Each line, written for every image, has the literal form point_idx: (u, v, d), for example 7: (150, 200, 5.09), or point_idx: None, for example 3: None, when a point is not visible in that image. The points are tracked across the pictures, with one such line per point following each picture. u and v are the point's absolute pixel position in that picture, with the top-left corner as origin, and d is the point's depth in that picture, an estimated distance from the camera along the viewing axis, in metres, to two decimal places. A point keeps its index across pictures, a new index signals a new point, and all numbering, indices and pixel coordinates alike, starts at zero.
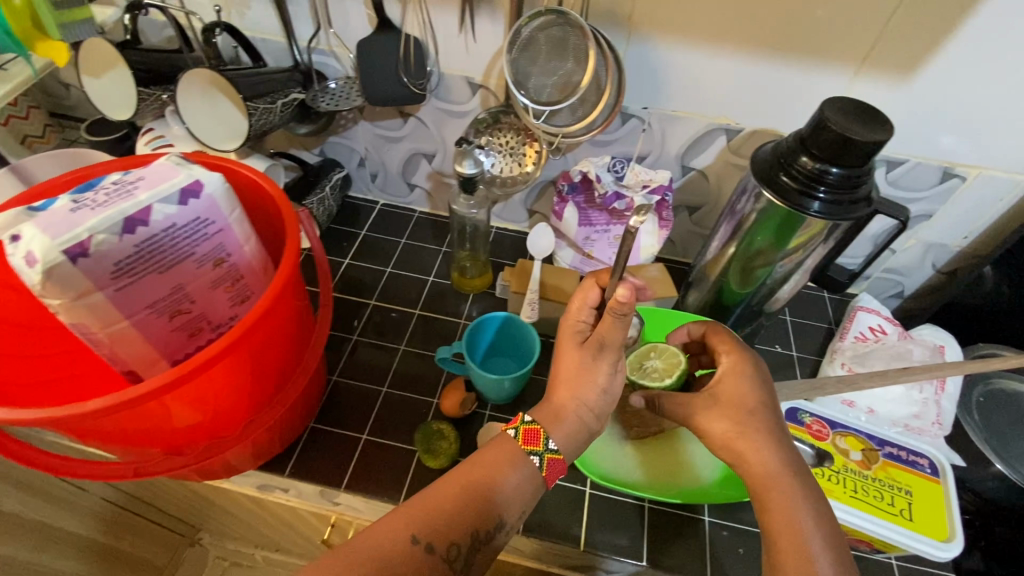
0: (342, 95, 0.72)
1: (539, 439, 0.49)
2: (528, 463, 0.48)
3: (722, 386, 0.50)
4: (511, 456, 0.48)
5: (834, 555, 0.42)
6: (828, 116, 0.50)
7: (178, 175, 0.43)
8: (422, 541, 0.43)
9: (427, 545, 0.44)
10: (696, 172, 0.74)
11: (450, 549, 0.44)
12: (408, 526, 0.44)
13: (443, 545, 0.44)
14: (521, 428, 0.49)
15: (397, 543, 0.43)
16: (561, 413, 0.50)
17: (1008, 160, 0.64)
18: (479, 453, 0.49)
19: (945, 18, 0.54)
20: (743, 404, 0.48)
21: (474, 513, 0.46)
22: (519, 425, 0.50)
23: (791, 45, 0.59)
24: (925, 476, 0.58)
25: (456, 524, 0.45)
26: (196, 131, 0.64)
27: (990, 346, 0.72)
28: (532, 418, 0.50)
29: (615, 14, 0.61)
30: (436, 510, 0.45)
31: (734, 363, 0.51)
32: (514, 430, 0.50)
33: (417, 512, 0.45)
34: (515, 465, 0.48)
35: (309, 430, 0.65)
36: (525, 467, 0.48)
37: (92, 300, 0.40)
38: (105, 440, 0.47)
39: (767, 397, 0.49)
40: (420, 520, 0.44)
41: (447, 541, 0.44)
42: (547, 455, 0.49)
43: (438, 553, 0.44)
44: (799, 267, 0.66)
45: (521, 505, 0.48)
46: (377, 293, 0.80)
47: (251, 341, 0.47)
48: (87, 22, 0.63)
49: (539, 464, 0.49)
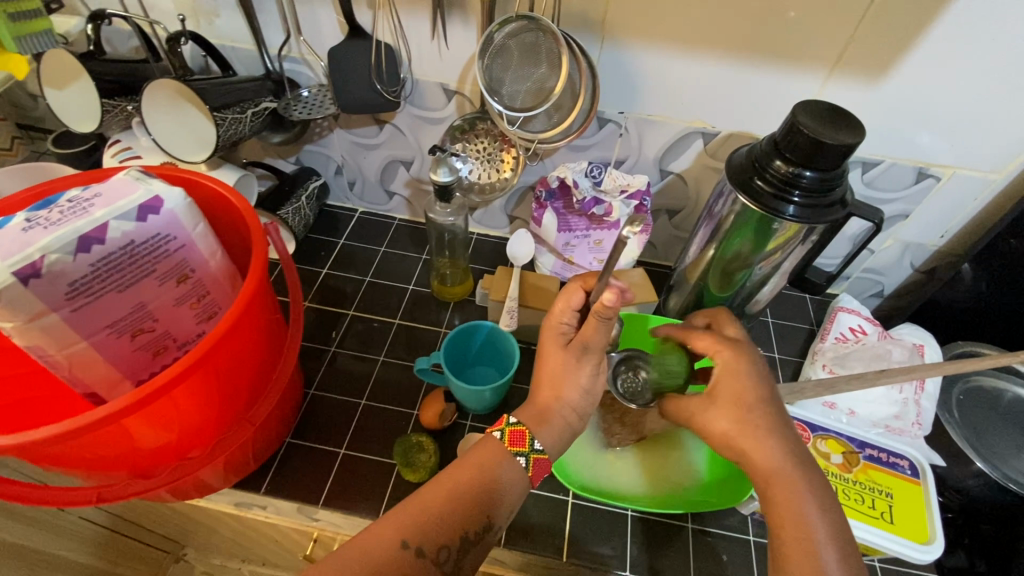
0: (315, 104, 0.70)
1: (524, 440, 0.48)
2: (514, 464, 0.48)
3: (721, 386, 0.48)
4: (498, 457, 0.47)
5: (839, 550, 0.41)
6: (800, 120, 0.50)
7: (135, 192, 0.43)
8: (412, 546, 0.43)
9: (417, 550, 0.43)
10: (674, 176, 0.73)
11: (440, 552, 0.43)
12: (397, 531, 0.43)
13: (432, 548, 0.43)
14: (507, 429, 0.49)
15: (387, 549, 0.42)
16: (546, 414, 0.49)
17: (981, 159, 0.64)
18: (466, 456, 0.48)
19: (914, 20, 0.54)
20: (743, 402, 0.46)
21: (464, 515, 0.45)
22: (504, 427, 0.49)
23: (764, 48, 0.59)
24: (905, 477, 0.58)
25: (445, 527, 0.44)
26: (162, 142, 0.63)
27: (970, 345, 0.72)
28: (518, 419, 0.49)
29: (588, 19, 0.60)
30: (425, 514, 0.44)
31: (731, 361, 0.48)
32: (500, 431, 0.49)
33: (406, 516, 0.44)
34: (500, 466, 0.47)
35: (286, 445, 0.63)
36: (510, 468, 0.47)
37: (46, 321, 0.39)
38: (67, 465, 0.45)
39: (769, 388, 0.47)
40: (410, 524, 0.44)
41: (436, 544, 0.43)
42: (533, 456, 0.48)
43: (428, 556, 0.43)
44: (778, 270, 0.65)
45: (512, 504, 0.47)
46: (356, 303, 0.78)
47: (217, 359, 0.45)
48: (47, 33, 0.59)
49: (524, 464, 0.48)
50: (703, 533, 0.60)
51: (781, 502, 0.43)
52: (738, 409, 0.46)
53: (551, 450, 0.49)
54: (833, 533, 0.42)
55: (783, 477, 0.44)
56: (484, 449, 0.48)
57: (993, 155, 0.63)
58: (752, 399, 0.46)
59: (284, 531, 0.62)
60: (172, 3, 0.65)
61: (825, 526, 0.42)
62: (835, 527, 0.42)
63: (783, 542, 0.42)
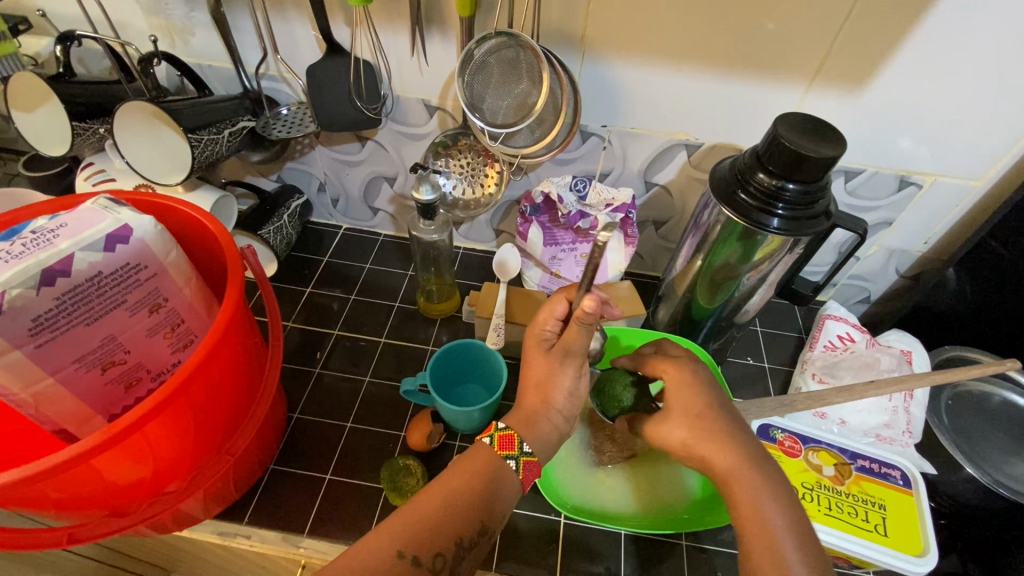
0: (295, 122, 0.70)
1: (513, 444, 0.47)
2: (506, 469, 0.46)
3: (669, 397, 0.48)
4: (493, 465, 0.46)
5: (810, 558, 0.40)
6: (781, 133, 0.50)
7: (103, 221, 0.42)
8: (408, 555, 0.41)
9: (412, 559, 0.41)
10: (658, 188, 0.73)
11: (436, 560, 0.42)
12: (392, 541, 0.41)
13: (429, 556, 0.41)
14: (497, 434, 0.47)
15: (382, 560, 0.40)
16: (534, 429, 0.48)
17: (962, 167, 0.65)
18: (455, 462, 0.46)
19: (891, 32, 0.54)
20: (690, 409, 0.46)
21: (458, 522, 0.43)
22: (493, 432, 0.48)
23: (744, 61, 0.59)
24: (898, 488, 0.58)
25: (441, 533, 0.42)
26: (135, 164, 0.62)
27: (956, 349, 0.72)
28: (507, 423, 0.48)
29: (567, 33, 0.60)
30: (420, 522, 0.42)
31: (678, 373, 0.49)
32: (489, 437, 0.47)
33: (399, 526, 0.42)
34: (492, 473, 0.46)
35: (270, 472, 0.62)
36: (504, 476, 0.46)
37: (10, 359, 0.38)
38: (36, 507, 0.43)
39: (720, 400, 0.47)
40: (405, 533, 0.42)
41: (432, 551, 0.42)
42: (524, 459, 0.47)
43: (426, 565, 0.41)
44: (764, 281, 0.65)
45: (504, 509, 0.46)
46: (341, 323, 0.77)
47: (192, 390, 0.44)
48: (13, 55, 0.64)
49: (516, 467, 0.47)
50: (698, 550, 0.59)
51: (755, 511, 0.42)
52: (691, 420, 0.46)
53: (539, 449, 0.48)
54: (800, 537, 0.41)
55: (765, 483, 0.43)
56: (472, 455, 0.47)
57: (972, 162, 0.64)
58: (705, 413, 0.46)
59: (268, 562, 0.60)
60: (145, 22, 0.64)
61: (791, 530, 0.41)
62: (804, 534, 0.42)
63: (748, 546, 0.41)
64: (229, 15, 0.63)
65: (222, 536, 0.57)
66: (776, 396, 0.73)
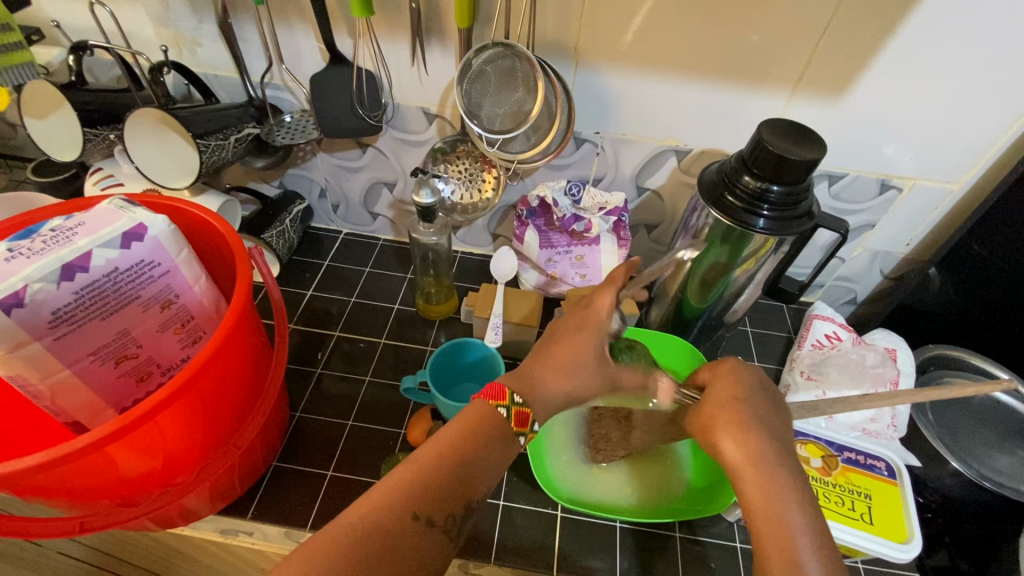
0: (298, 129, 0.72)
1: (528, 422, 0.48)
2: (513, 442, 0.48)
3: (712, 392, 0.47)
4: (497, 433, 0.47)
5: (825, 558, 0.39)
6: (765, 137, 0.53)
7: (120, 219, 0.44)
8: (422, 517, 0.42)
9: (426, 521, 0.42)
10: (650, 193, 0.76)
11: (448, 519, 0.44)
12: (405, 506, 0.42)
13: (441, 518, 0.43)
14: (513, 409, 0.47)
15: (399, 522, 0.41)
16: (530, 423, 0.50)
17: (939, 171, 0.68)
18: (451, 424, 0.46)
19: (867, 43, 0.58)
20: (733, 402, 0.46)
21: (465, 484, 0.45)
22: (510, 405, 0.47)
23: (729, 71, 0.62)
24: (883, 478, 0.60)
25: (450, 496, 0.44)
26: (145, 168, 0.64)
27: (939, 346, 0.74)
28: (523, 400, 0.47)
29: (561, 44, 0.62)
30: (430, 485, 0.43)
31: (731, 368, 0.48)
32: (506, 409, 0.47)
33: (409, 490, 0.43)
34: (495, 436, 0.47)
35: (272, 469, 0.63)
36: (507, 445, 0.47)
37: (29, 350, 0.39)
38: (48, 496, 0.44)
39: (776, 406, 0.46)
40: (418, 496, 0.43)
41: (444, 513, 0.43)
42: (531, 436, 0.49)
43: (438, 525, 0.43)
44: (752, 280, 0.67)
45: (502, 468, 0.47)
46: (342, 324, 0.79)
47: (201, 383, 0.46)
48: (26, 64, 0.63)
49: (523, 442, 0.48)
50: (691, 541, 0.60)
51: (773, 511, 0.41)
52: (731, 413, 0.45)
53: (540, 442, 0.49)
54: (816, 538, 0.40)
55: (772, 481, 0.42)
56: (472, 417, 0.47)
57: (950, 166, 0.67)
58: (748, 410, 0.45)
59: (268, 560, 0.61)
60: (154, 33, 0.66)
61: (809, 532, 0.40)
62: (820, 539, 0.40)
63: (765, 543, 0.40)
64: (236, 26, 0.65)
65: (224, 533, 0.58)
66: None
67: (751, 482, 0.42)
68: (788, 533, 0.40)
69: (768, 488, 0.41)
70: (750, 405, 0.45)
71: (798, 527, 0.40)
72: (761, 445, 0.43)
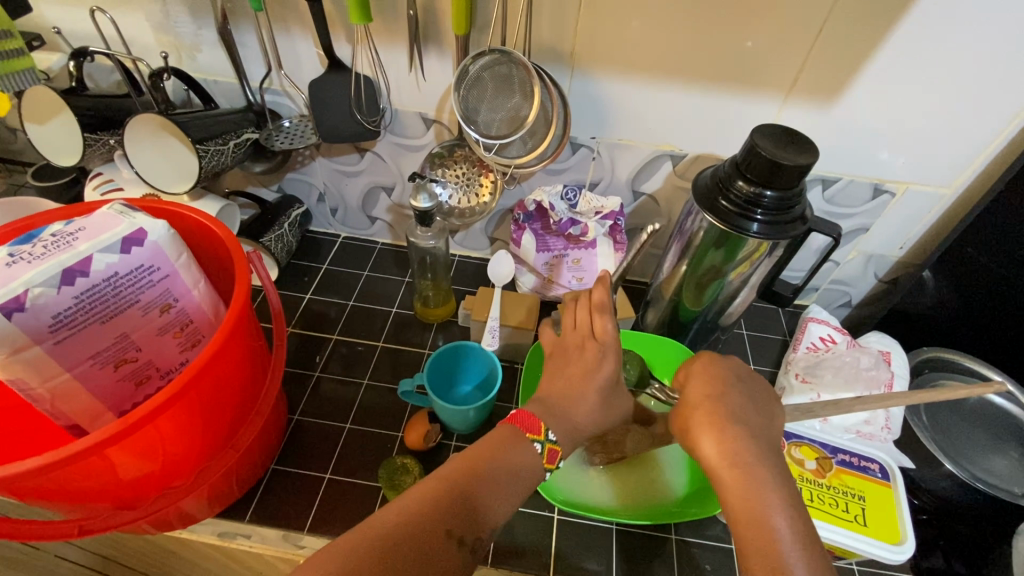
0: (297, 134, 0.73)
1: (555, 460, 0.51)
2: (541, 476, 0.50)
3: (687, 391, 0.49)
4: (521, 453, 0.49)
5: (808, 554, 0.39)
6: (759, 143, 0.53)
7: (120, 224, 0.44)
8: (455, 535, 0.42)
9: (458, 540, 0.42)
10: (646, 197, 0.77)
11: (476, 541, 0.43)
12: (441, 522, 0.42)
13: (471, 536, 0.43)
14: (546, 446, 0.50)
15: (435, 538, 0.41)
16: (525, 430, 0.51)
17: (931, 175, 0.68)
18: (481, 445, 0.48)
19: (858, 50, 0.58)
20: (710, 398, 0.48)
21: (491, 503, 0.45)
22: (544, 442, 0.50)
23: (723, 77, 0.62)
24: (877, 480, 0.61)
25: (480, 515, 0.44)
26: (145, 173, 0.64)
27: (934, 349, 0.74)
28: (555, 437, 0.51)
29: (558, 50, 0.63)
30: (461, 502, 0.44)
31: (705, 366, 0.50)
32: (541, 446, 0.50)
33: (445, 506, 0.42)
34: (524, 459, 0.49)
35: (270, 472, 0.63)
36: (534, 474, 0.49)
37: (30, 354, 0.40)
38: (47, 499, 0.45)
39: (754, 403, 0.48)
40: (450, 512, 0.42)
41: (474, 532, 0.43)
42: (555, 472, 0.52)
43: (467, 544, 0.42)
44: (747, 283, 0.68)
45: (522, 494, 0.48)
46: (340, 328, 0.79)
47: (200, 387, 0.46)
48: (29, 70, 0.60)
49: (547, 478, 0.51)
50: (687, 543, 0.61)
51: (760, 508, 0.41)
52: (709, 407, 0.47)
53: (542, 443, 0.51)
54: (798, 535, 0.40)
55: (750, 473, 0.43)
56: (503, 443, 0.49)
57: (941, 170, 0.68)
58: (725, 405, 0.47)
59: (265, 564, 0.61)
60: (154, 39, 0.67)
61: (795, 535, 0.40)
62: (807, 542, 0.39)
63: (745, 540, 0.40)
64: (235, 33, 0.66)
65: (223, 537, 0.58)
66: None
67: (736, 479, 0.43)
68: (767, 529, 0.40)
69: (752, 485, 0.42)
70: (730, 403, 0.47)
71: (783, 527, 0.40)
72: (747, 444, 0.44)
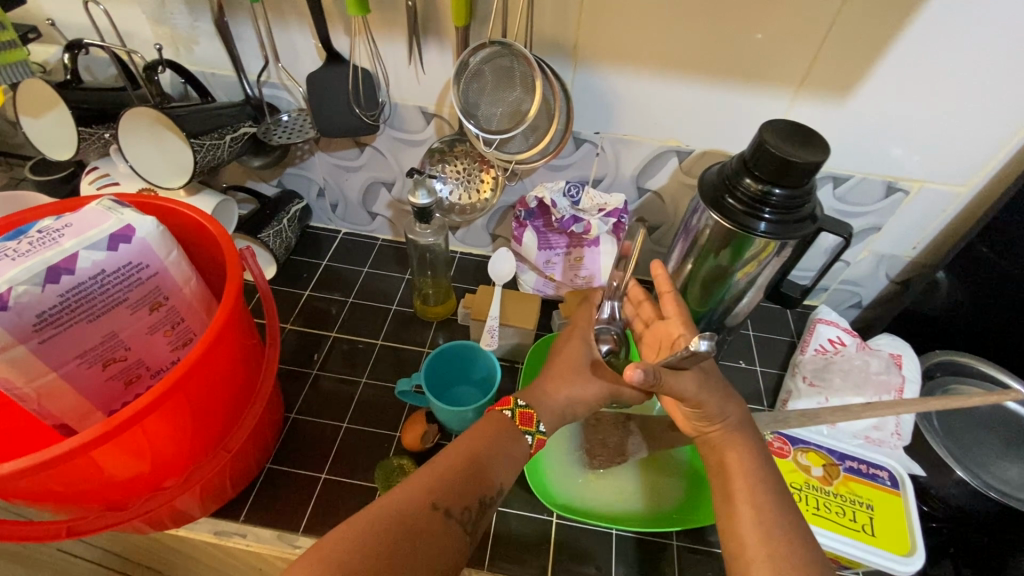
0: (295, 128, 0.71)
1: (532, 421, 0.52)
2: (521, 442, 0.51)
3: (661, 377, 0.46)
4: (502, 430, 0.51)
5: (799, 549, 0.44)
6: (767, 139, 0.51)
7: (108, 221, 0.44)
8: (440, 507, 0.44)
9: (444, 511, 0.44)
10: (651, 194, 0.75)
11: (464, 512, 0.45)
12: (425, 494, 0.44)
13: (459, 508, 0.45)
14: (517, 411, 0.52)
15: (419, 510, 0.43)
16: (508, 433, 0.51)
17: (947, 173, 0.66)
18: (469, 431, 0.51)
19: (873, 43, 0.56)
20: (711, 416, 0.51)
21: (480, 478, 0.47)
22: (514, 407, 0.53)
23: (731, 72, 0.60)
24: (886, 489, 0.59)
25: (467, 488, 0.46)
26: (139, 169, 0.63)
27: (947, 352, 0.72)
28: (525, 401, 0.53)
29: (560, 44, 0.61)
30: (445, 477, 0.46)
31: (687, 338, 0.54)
32: (511, 411, 0.53)
33: (429, 481, 0.45)
34: (508, 441, 0.51)
35: (266, 471, 0.62)
36: (516, 445, 0.51)
37: (13, 354, 0.39)
38: (35, 499, 0.44)
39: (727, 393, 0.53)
40: (433, 488, 0.45)
41: (462, 504, 0.45)
42: (538, 436, 0.52)
43: (455, 517, 0.44)
44: (754, 284, 0.66)
45: (510, 476, 0.50)
46: (339, 325, 0.78)
47: (189, 387, 0.45)
48: (23, 63, 0.60)
49: (531, 443, 0.52)
50: (689, 550, 0.58)
51: (753, 505, 0.47)
52: (709, 422, 0.52)
53: (514, 426, 0.52)
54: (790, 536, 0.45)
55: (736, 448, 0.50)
56: (492, 428, 0.51)
57: (958, 168, 0.65)
58: (733, 416, 0.52)
59: (261, 563, 0.61)
60: (150, 32, 0.66)
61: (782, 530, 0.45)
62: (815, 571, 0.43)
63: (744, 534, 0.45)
64: (232, 25, 0.65)
65: (219, 535, 0.58)
66: (770, 411, 0.72)
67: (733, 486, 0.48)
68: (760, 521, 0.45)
69: (752, 486, 0.48)
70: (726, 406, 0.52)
71: (773, 522, 0.45)
72: (743, 453, 0.50)
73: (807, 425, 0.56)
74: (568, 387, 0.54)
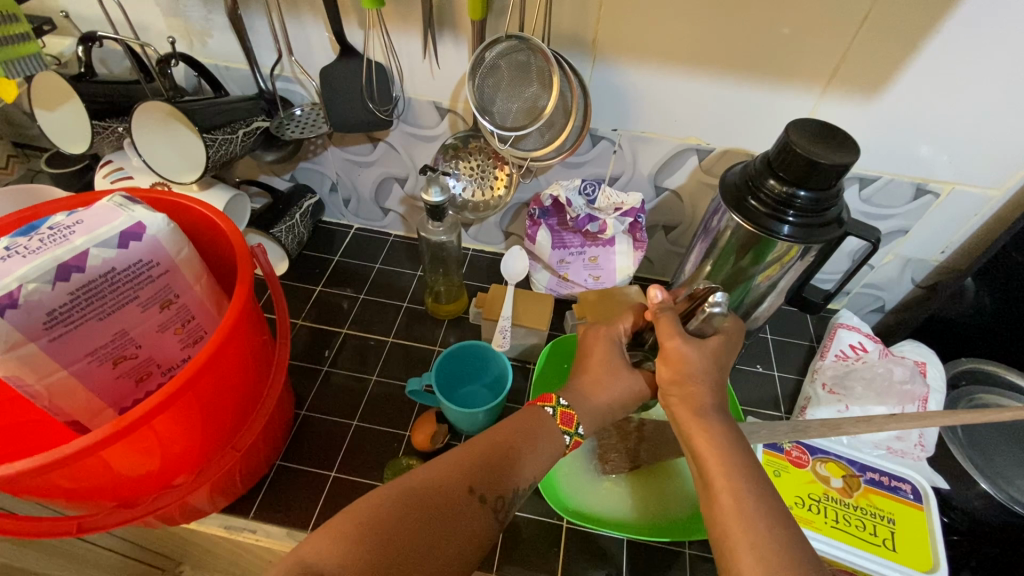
0: (309, 122, 0.71)
1: (572, 422, 0.49)
2: (558, 441, 0.49)
3: (657, 324, 0.48)
4: (538, 426, 0.49)
5: None
6: (793, 139, 0.49)
7: (118, 219, 0.44)
8: (477, 492, 0.44)
9: (480, 496, 0.44)
10: (669, 193, 0.73)
11: (498, 500, 0.44)
12: (463, 478, 0.44)
13: (493, 496, 0.44)
14: (559, 409, 0.50)
15: (455, 494, 0.43)
16: (535, 432, 0.48)
17: (981, 176, 0.63)
18: (512, 421, 0.49)
19: (908, 38, 0.53)
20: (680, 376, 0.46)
21: (517, 468, 0.46)
22: (556, 406, 0.50)
23: (755, 68, 0.58)
24: (908, 502, 0.58)
25: (501, 478, 0.45)
26: (151, 162, 0.63)
27: (974, 360, 0.70)
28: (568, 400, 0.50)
29: (579, 36, 0.60)
30: (484, 460, 0.45)
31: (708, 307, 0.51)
32: (551, 408, 0.50)
33: (469, 465, 0.44)
34: (544, 441, 0.48)
35: (276, 468, 0.62)
36: (554, 444, 0.49)
37: (24, 351, 0.40)
38: (44, 495, 0.44)
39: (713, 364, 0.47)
40: (472, 472, 0.44)
41: (498, 492, 0.45)
42: (575, 439, 0.50)
43: (490, 503, 0.44)
44: (775, 287, 0.64)
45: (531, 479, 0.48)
46: (350, 321, 0.78)
47: (197, 387, 0.44)
48: (35, 55, 0.59)
49: (567, 443, 0.49)
50: (701, 559, 0.57)
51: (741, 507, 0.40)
52: (682, 384, 0.46)
53: (548, 420, 0.49)
54: None
55: (718, 441, 0.44)
56: (530, 419, 0.49)
57: (992, 171, 0.62)
58: (702, 392, 0.46)
59: (271, 559, 0.61)
60: (164, 24, 0.66)
61: None
62: None
63: (728, 530, 0.39)
64: (245, 17, 0.64)
65: (228, 530, 0.58)
66: (787, 418, 0.71)
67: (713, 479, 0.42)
68: None
69: (729, 473, 0.42)
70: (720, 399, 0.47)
71: (754, 509, 0.40)
72: (720, 443, 0.44)
73: (829, 436, 0.54)
74: (599, 391, 0.50)
